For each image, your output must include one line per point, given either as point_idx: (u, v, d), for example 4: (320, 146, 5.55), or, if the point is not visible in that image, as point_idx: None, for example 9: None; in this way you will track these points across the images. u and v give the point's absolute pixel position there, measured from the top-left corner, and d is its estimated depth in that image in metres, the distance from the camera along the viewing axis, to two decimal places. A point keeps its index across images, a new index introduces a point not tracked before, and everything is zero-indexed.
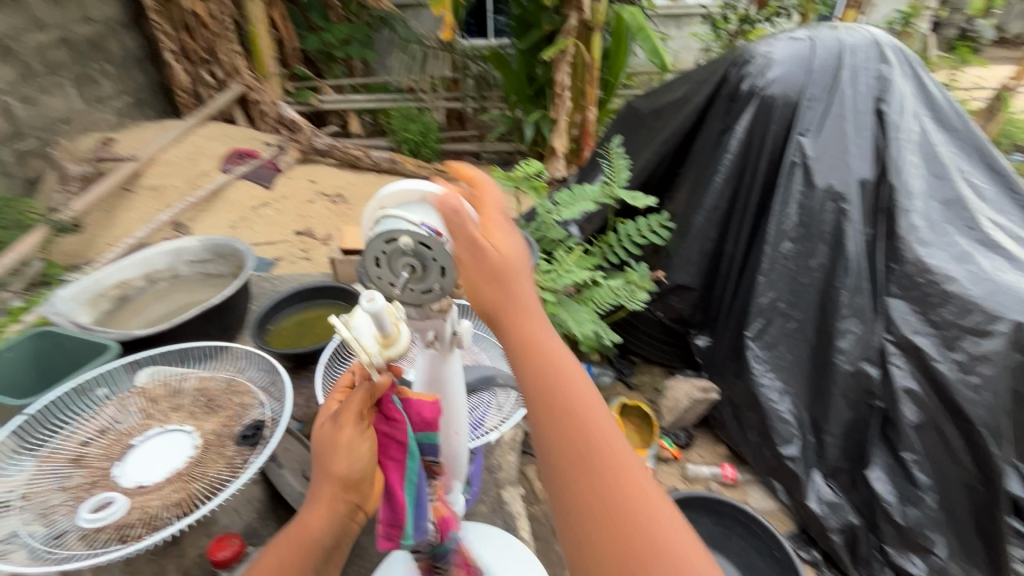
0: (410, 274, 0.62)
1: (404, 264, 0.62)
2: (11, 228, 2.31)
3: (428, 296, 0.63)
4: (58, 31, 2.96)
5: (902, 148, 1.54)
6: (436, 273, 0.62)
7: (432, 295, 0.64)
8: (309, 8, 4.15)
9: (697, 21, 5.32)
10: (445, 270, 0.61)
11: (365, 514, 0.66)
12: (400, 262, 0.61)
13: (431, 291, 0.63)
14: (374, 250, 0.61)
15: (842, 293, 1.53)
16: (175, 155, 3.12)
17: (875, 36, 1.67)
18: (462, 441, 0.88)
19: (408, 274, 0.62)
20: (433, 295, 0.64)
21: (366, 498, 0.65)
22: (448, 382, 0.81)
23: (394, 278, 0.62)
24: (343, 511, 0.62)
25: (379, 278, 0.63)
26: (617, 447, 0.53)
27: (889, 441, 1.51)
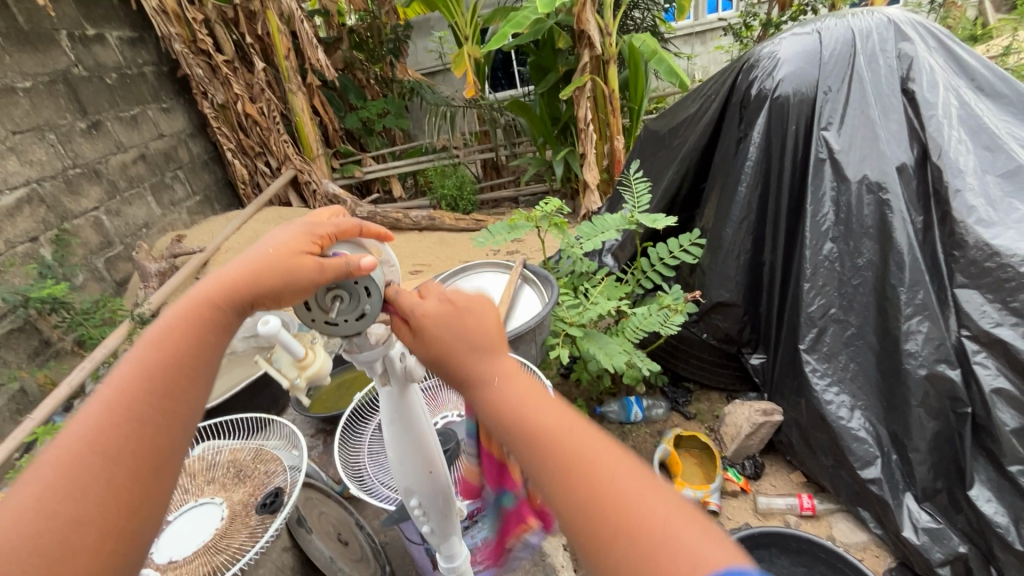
0: (339, 305, 0.60)
1: (332, 294, 0.60)
2: (102, 325, 2.62)
3: (362, 321, 0.61)
4: (137, 149, 3.40)
5: (943, 123, 1.41)
6: (363, 294, 0.60)
7: (366, 320, 0.61)
8: (346, 91, 4.52)
9: (721, 34, 5.27)
10: (372, 289, 0.61)
11: (149, 369, 0.54)
12: (327, 296, 0.60)
13: (364, 313, 0.61)
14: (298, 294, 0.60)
15: (899, 291, 1.38)
16: (237, 242, 3.43)
17: (888, 17, 1.57)
18: (440, 483, 0.79)
19: (337, 305, 0.61)
20: (369, 319, 0.61)
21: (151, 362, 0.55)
22: (416, 415, 0.74)
23: (325, 308, 0.61)
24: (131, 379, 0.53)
25: (311, 315, 0.61)
26: (573, 439, 0.52)
27: (988, 452, 1.31)
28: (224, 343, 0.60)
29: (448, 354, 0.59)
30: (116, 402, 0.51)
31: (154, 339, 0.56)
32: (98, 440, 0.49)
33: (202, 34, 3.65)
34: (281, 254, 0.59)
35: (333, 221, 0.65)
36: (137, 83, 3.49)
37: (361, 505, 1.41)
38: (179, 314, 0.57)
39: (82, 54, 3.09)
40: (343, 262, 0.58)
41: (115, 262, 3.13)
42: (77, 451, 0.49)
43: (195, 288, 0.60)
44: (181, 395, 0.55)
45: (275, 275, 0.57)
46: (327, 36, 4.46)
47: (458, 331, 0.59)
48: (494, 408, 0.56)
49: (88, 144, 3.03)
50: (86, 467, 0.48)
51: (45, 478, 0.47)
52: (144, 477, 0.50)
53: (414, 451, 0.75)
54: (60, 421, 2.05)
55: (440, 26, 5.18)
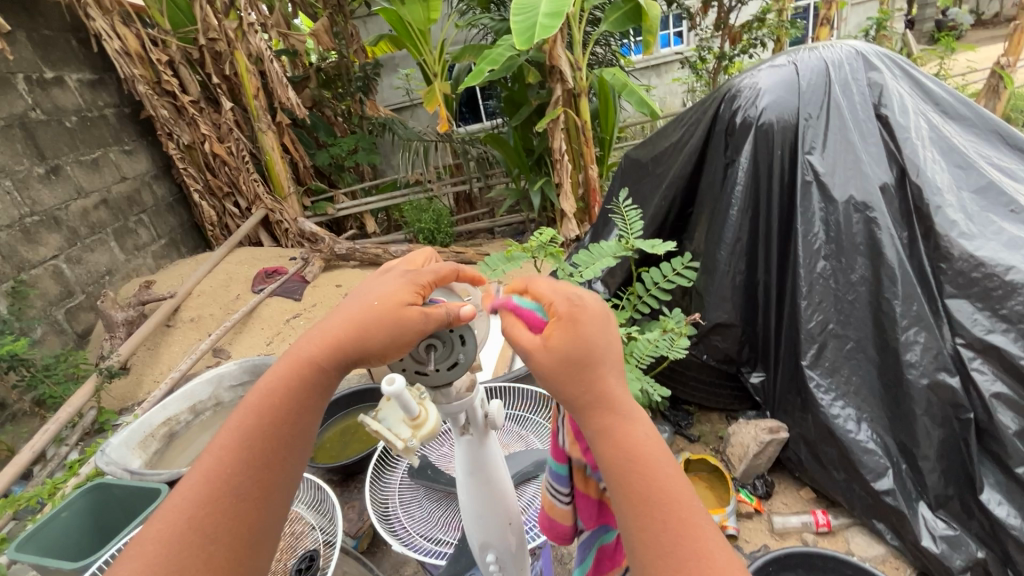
0: (434, 354, 0.60)
1: (427, 344, 0.60)
2: (65, 381, 2.43)
3: (455, 370, 0.60)
4: (99, 194, 3.25)
5: (918, 145, 1.50)
6: (457, 342, 0.61)
7: (459, 368, 0.61)
8: (315, 128, 4.48)
9: (677, 67, 5.56)
10: (466, 338, 0.61)
11: (246, 437, 0.54)
12: (422, 345, 0.60)
13: (457, 362, 0.61)
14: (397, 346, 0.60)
15: (894, 304, 1.44)
16: (209, 285, 3.29)
17: (855, 48, 1.67)
18: (515, 532, 0.76)
19: (432, 355, 0.60)
20: (461, 367, 0.61)
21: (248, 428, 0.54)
22: (496, 460, 0.70)
23: (421, 358, 0.60)
24: (229, 445, 0.53)
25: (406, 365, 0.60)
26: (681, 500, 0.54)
27: (994, 455, 1.35)
28: (323, 405, 0.58)
29: (585, 361, 0.58)
30: (215, 473, 0.52)
31: (253, 405, 0.55)
32: (198, 518, 0.50)
33: (167, 75, 3.58)
34: (383, 307, 0.56)
35: (431, 265, 0.63)
36: (98, 126, 3.36)
37: (377, 559, 1.32)
38: (277, 375, 0.57)
39: (40, 98, 2.97)
40: (445, 312, 0.57)
41: (76, 312, 2.94)
42: (181, 526, 0.49)
43: (298, 345, 0.58)
44: (278, 468, 0.54)
45: (376, 332, 0.55)
46: (294, 76, 4.45)
47: (597, 340, 0.59)
48: (605, 417, 0.58)
49: (46, 190, 2.88)
50: (187, 545, 0.49)
51: (151, 550, 0.48)
52: (239, 556, 0.50)
53: (494, 499, 0.72)
54: (21, 491, 1.86)
55: (406, 64, 5.25)
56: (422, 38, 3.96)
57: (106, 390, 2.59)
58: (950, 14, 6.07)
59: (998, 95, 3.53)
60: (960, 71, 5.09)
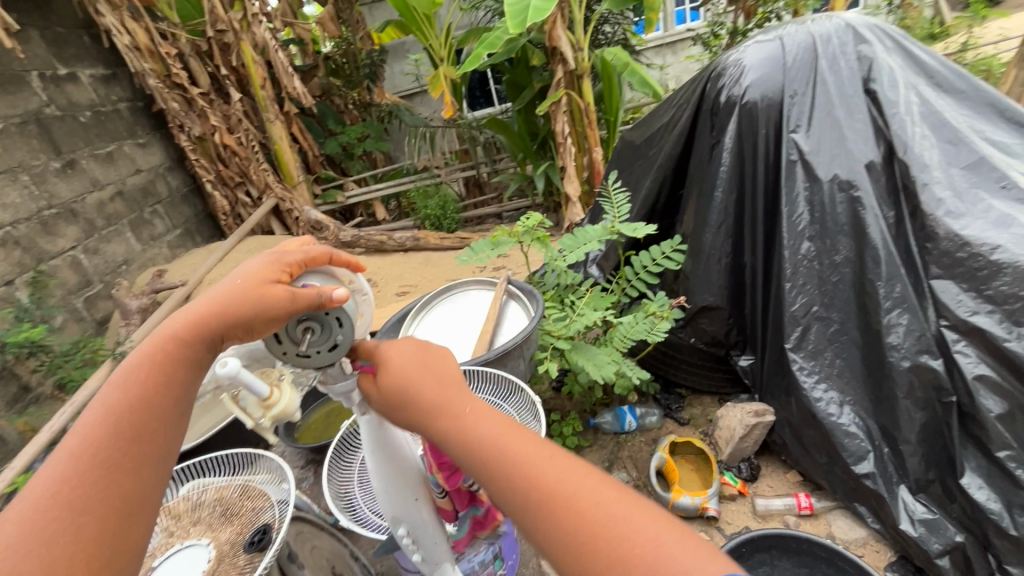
0: (311, 337, 0.62)
1: (302, 327, 0.61)
2: (83, 366, 2.57)
3: (335, 352, 0.63)
4: (114, 186, 3.37)
5: (907, 120, 1.45)
6: (335, 325, 0.62)
7: (339, 350, 0.63)
8: (324, 117, 4.52)
9: (691, 43, 5.41)
10: (343, 320, 0.63)
11: (113, 413, 0.56)
12: (298, 328, 0.62)
13: (336, 344, 0.63)
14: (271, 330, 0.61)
15: (878, 285, 1.41)
16: (220, 273, 3.39)
17: (846, 21, 1.61)
18: (426, 508, 0.79)
19: (309, 337, 0.62)
20: (342, 348, 0.63)
21: (113, 407, 0.56)
22: (398, 443, 0.73)
23: (296, 341, 0.62)
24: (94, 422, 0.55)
25: (283, 348, 0.62)
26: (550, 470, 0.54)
27: (975, 439, 1.32)
28: (194, 379, 0.62)
29: (417, 400, 0.60)
30: (82, 451, 0.54)
31: (120, 384, 0.58)
32: (64, 493, 0.52)
33: (176, 68, 3.65)
34: (249, 285, 0.59)
35: (302, 248, 0.66)
36: (111, 119, 3.47)
37: (357, 535, 1.38)
38: (140, 356, 0.60)
39: (54, 94, 3.07)
40: (315, 293, 0.59)
41: (95, 301, 3.08)
42: (45, 503, 0.51)
43: (162, 327, 0.62)
44: (149, 438, 0.57)
45: (241, 307, 0.58)
46: (302, 65, 4.49)
47: (424, 378, 0.61)
48: (470, 448, 0.57)
49: (63, 183, 3.00)
50: (54, 519, 0.50)
51: (14, 528, 0.49)
52: (110, 525, 0.52)
53: (399, 479, 0.75)
54: (42, 468, 1.99)
55: (415, 49, 5.24)
56: (427, 21, 3.95)
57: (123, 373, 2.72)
58: None
59: None
60: (994, 39, 4.82)
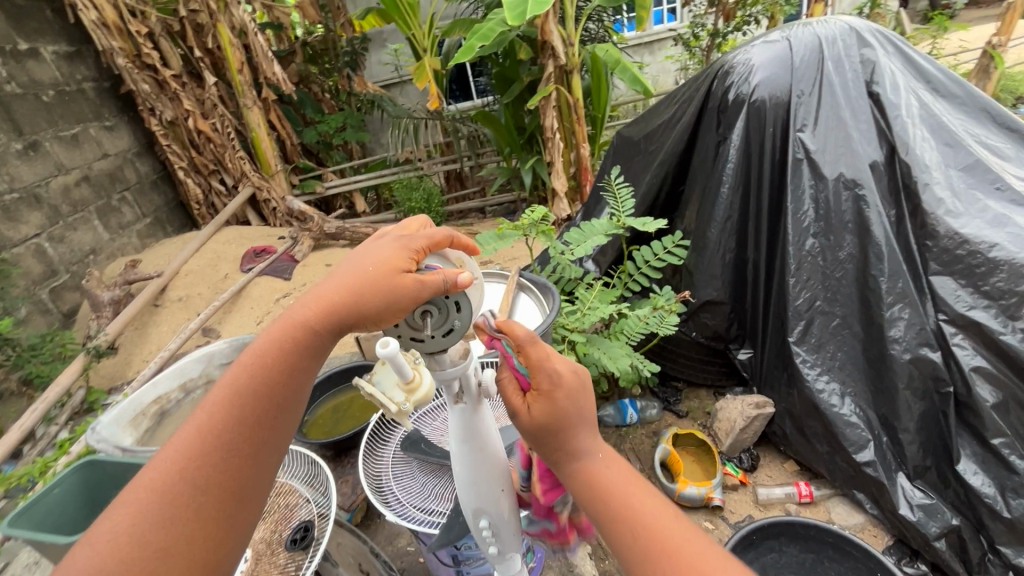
0: (430, 320, 0.59)
1: (422, 311, 0.59)
2: (51, 361, 2.42)
3: (450, 336, 0.60)
4: (80, 171, 3.18)
5: (908, 122, 1.51)
6: (452, 308, 0.60)
7: (454, 335, 0.60)
8: (302, 105, 4.39)
9: (670, 44, 5.49)
10: (462, 304, 0.60)
11: (238, 393, 0.56)
12: (418, 313, 0.59)
13: (452, 329, 0.60)
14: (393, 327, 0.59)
15: (880, 280, 1.46)
16: (196, 264, 3.25)
17: (849, 24, 1.66)
18: (509, 501, 0.77)
19: (428, 321, 0.60)
20: (456, 334, 0.60)
21: (240, 388, 0.57)
22: (487, 432, 0.71)
23: (418, 324, 0.60)
24: (222, 399, 0.56)
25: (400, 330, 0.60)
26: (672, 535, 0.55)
27: (971, 427, 1.40)
28: (313, 369, 0.61)
29: (556, 433, 0.60)
30: (208, 428, 0.54)
31: (247, 365, 0.58)
32: (191, 469, 0.52)
33: (148, 48, 3.46)
34: (380, 271, 0.57)
35: (425, 231, 0.63)
36: (76, 100, 3.26)
37: (371, 532, 1.35)
38: (266, 336, 0.59)
39: (15, 70, 2.87)
40: (441, 278, 0.58)
41: (61, 292, 2.90)
42: (173, 476, 0.52)
43: (291, 309, 0.60)
44: (267, 426, 0.57)
45: (371, 297, 0.56)
46: (280, 50, 4.33)
47: (572, 408, 0.59)
48: (595, 487, 0.60)
49: (25, 166, 2.81)
50: (180, 493, 0.51)
51: (144, 496, 0.51)
52: (228, 505, 0.53)
53: (484, 470, 0.72)
54: (12, 470, 1.87)
55: (395, 39, 5.12)
56: (412, 11, 3.86)
57: (95, 369, 2.58)
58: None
59: (988, 75, 3.52)
60: (950, 52, 5.07)
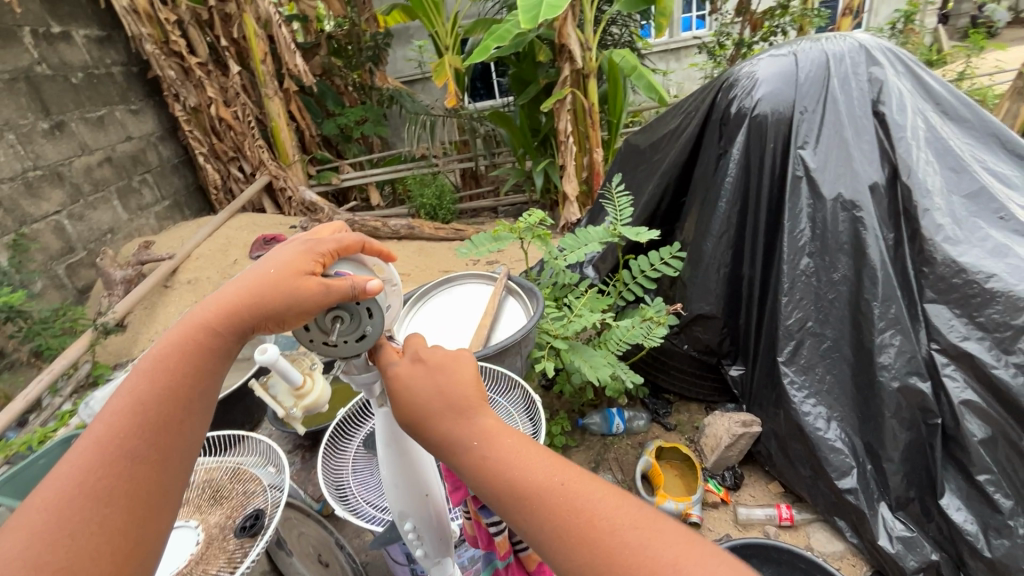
0: (339, 326, 0.60)
1: (333, 318, 0.60)
2: (62, 335, 2.51)
3: (362, 343, 0.60)
4: (103, 152, 3.27)
5: (912, 145, 1.47)
6: (364, 316, 0.60)
7: (366, 341, 0.61)
8: (324, 97, 4.46)
9: (696, 52, 5.43)
10: (373, 310, 0.61)
11: (144, 400, 0.56)
12: (327, 317, 0.60)
13: (364, 336, 0.61)
14: (303, 334, 0.60)
15: (873, 305, 1.43)
16: (208, 249, 3.32)
17: (860, 41, 1.62)
18: (436, 504, 0.78)
19: (338, 327, 0.60)
20: (370, 340, 0.61)
21: (141, 395, 0.56)
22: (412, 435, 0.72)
23: (326, 330, 0.60)
24: (124, 408, 0.55)
25: (312, 337, 0.60)
26: (563, 487, 0.52)
27: (957, 461, 1.36)
28: (220, 371, 0.61)
29: (430, 419, 0.59)
30: (109, 440, 0.53)
31: (148, 372, 0.57)
32: (91, 481, 0.51)
33: (175, 36, 3.54)
34: (284, 275, 0.58)
35: (333, 235, 0.64)
36: (104, 83, 3.37)
37: (341, 523, 1.36)
38: (163, 345, 0.59)
39: (47, 52, 2.97)
40: (349, 284, 0.57)
41: (77, 269, 3.00)
42: (71, 491, 0.50)
43: (190, 315, 0.61)
44: (176, 431, 0.56)
45: (274, 299, 0.57)
46: (305, 42, 4.40)
47: (440, 391, 0.59)
48: (477, 467, 0.56)
49: (50, 145, 2.91)
50: (81, 508, 0.49)
51: (39, 516, 0.48)
52: (138, 516, 0.52)
53: (410, 471, 0.74)
54: (14, 437, 1.94)
55: (420, 35, 5.17)
56: (435, 8, 3.88)
57: (103, 345, 2.66)
58: (985, 10, 5.89)
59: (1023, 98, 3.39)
60: (988, 72, 4.90)
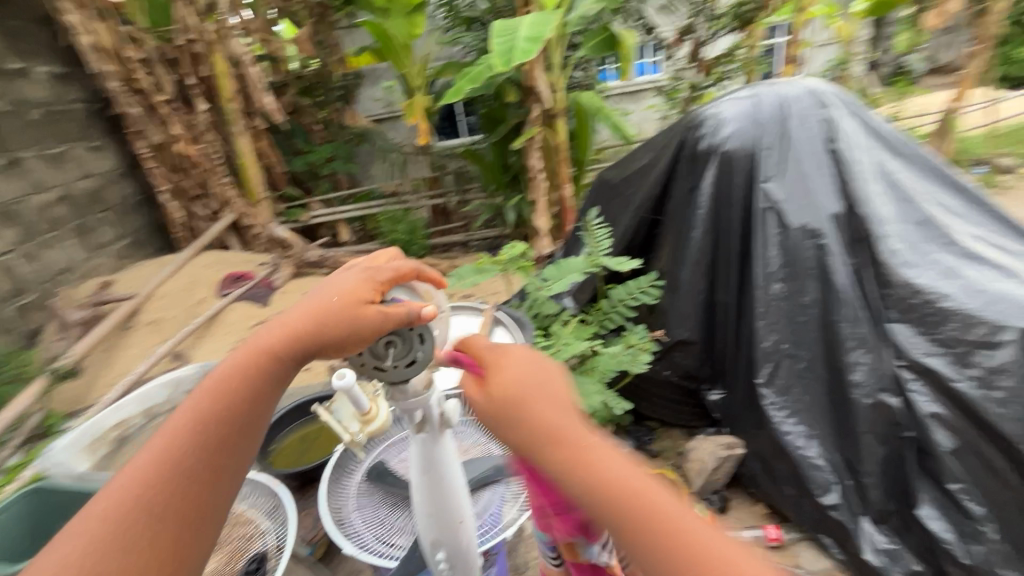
0: (393, 350, 0.68)
1: (385, 342, 0.67)
2: (11, 382, 2.34)
3: (413, 367, 0.68)
4: (60, 190, 3.15)
5: (865, 178, 1.60)
6: (415, 341, 0.69)
7: (416, 366, 0.68)
8: (293, 135, 4.48)
9: (652, 95, 5.76)
10: (424, 337, 0.69)
11: (205, 418, 0.60)
12: (382, 342, 0.67)
13: (414, 360, 0.68)
14: (356, 358, 0.67)
15: (843, 326, 1.51)
16: (172, 288, 3.21)
17: (812, 85, 1.77)
18: (469, 532, 0.81)
19: (391, 352, 0.68)
20: (419, 365, 0.68)
21: (202, 414, 0.60)
22: (448, 461, 0.75)
23: (378, 355, 0.67)
24: (186, 425, 0.59)
25: (363, 360, 0.68)
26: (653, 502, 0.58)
27: (930, 472, 1.44)
28: (273, 394, 0.65)
29: (509, 401, 0.66)
30: (168, 455, 0.57)
31: (209, 391, 0.62)
32: (148, 495, 0.55)
33: (141, 74, 3.51)
34: (343, 304, 0.65)
35: (391, 266, 0.73)
36: (63, 120, 3.27)
37: (334, 566, 1.32)
38: (229, 361, 0.65)
39: (4, 88, 2.88)
40: (406, 311, 0.67)
41: (27, 311, 2.83)
42: (129, 502, 0.54)
43: (255, 337, 0.66)
44: (227, 453, 0.60)
45: (334, 327, 0.64)
46: (273, 81, 4.41)
47: (528, 386, 0.68)
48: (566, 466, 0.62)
49: (3, 182, 2.78)
50: (135, 520, 0.53)
51: (100, 522, 0.53)
52: (185, 536, 0.55)
53: (443, 499, 0.77)
54: None
55: (388, 76, 5.27)
56: (404, 51, 3.98)
57: (56, 392, 2.50)
58: (905, 61, 6.53)
59: (945, 138, 3.75)
60: (913, 115, 5.40)
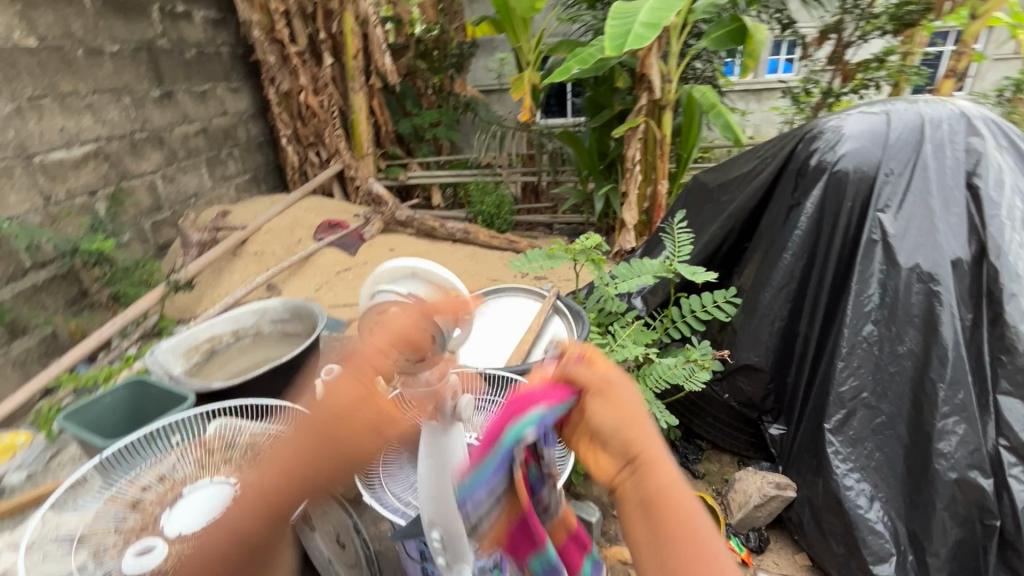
0: None
1: None
2: (138, 285, 2.71)
3: (416, 367, 0.66)
4: (200, 123, 3.54)
5: (1007, 224, 1.38)
6: (425, 346, 0.65)
7: (419, 367, 0.66)
8: (404, 97, 4.66)
9: (778, 95, 5.30)
10: (434, 344, 0.65)
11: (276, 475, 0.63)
12: None
13: (419, 362, 0.66)
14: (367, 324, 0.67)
15: (938, 386, 1.35)
16: (277, 225, 3.52)
17: (961, 109, 1.54)
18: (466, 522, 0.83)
19: None
20: (424, 366, 0.66)
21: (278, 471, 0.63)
22: (455, 457, 0.77)
23: None
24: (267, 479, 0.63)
25: None
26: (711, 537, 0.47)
27: (1011, 568, 1.31)
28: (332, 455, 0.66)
29: (599, 405, 0.54)
30: (251, 501, 0.64)
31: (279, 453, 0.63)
32: (250, 522, 0.65)
33: (281, 25, 3.80)
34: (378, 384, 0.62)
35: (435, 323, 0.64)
36: (212, 61, 3.65)
37: (361, 507, 1.41)
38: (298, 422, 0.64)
39: (169, 28, 3.26)
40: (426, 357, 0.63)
41: (161, 226, 3.24)
42: (232, 528, 0.65)
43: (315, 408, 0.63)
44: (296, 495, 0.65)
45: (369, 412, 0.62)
46: (395, 42, 4.56)
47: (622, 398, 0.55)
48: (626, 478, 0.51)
49: (158, 111, 3.17)
50: (243, 535, 0.65)
51: (220, 538, 0.65)
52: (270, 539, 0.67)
53: (444, 487, 0.79)
54: (84, 371, 2.11)
55: (503, 48, 5.29)
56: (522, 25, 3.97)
57: (171, 299, 2.87)
58: None
59: None
60: None
